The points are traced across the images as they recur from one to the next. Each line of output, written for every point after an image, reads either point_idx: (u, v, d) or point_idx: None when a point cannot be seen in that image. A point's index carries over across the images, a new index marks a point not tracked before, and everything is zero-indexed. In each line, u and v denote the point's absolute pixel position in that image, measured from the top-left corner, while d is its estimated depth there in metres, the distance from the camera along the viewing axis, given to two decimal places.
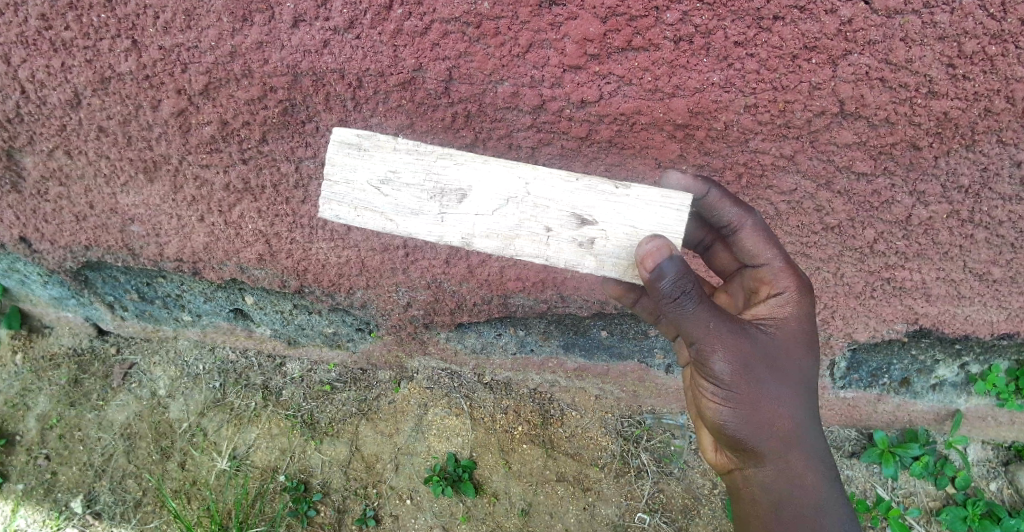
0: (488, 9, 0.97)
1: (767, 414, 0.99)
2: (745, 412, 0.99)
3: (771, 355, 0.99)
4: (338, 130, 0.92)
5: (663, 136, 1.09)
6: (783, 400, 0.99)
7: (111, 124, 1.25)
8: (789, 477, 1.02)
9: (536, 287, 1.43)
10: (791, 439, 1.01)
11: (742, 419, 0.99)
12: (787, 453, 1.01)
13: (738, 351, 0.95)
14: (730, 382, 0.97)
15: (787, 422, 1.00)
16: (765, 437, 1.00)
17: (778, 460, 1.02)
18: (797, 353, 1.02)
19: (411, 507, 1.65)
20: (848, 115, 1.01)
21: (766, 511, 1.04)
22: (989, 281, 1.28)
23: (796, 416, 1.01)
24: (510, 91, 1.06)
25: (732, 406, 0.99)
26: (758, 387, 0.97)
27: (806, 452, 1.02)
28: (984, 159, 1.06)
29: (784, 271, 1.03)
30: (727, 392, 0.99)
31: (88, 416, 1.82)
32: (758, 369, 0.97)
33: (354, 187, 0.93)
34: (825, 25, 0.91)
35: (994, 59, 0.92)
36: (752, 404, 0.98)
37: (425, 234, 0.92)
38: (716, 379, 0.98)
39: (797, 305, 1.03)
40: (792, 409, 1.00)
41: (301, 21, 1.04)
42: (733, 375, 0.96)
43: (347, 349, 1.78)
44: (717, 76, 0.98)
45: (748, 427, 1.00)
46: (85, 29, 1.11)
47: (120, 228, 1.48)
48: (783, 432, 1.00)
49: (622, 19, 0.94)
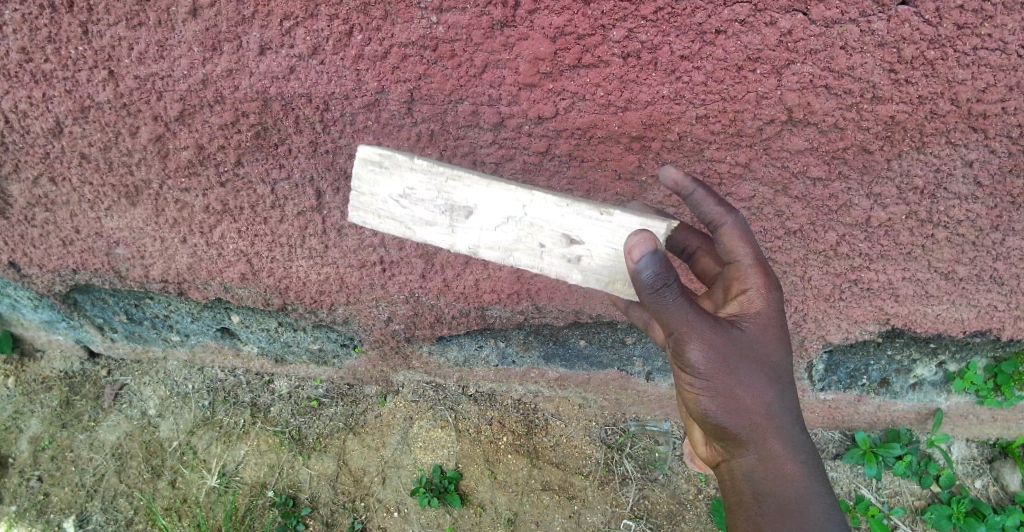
0: (443, 33, 1.01)
1: (743, 401, 0.96)
2: (723, 400, 0.96)
3: (744, 344, 0.96)
4: (361, 148, 0.92)
5: (620, 149, 1.13)
6: (757, 387, 0.97)
7: (93, 151, 1.30)
8: (769, 466, 0.97)
9: (511, 299, 1.46)
10: (768, 427, 0.97)
11: (721, 406, 0.97)
12: (765, 441, 0.97)
13: (713, 341, 0.92)
14: (707, 372, 0.94)
15: (764, 409, 0.97)
16: (743, 425, 0.97)
17: (757, 447, 0.97)
18: (774, 343, 0.99)
19: (398, 519, 1.66)
20: (797, 122, 1.05)
21: (749, 505, 0.97)
22: (955, 280, 1.30)
23: (772, 403, 0.97)
24: (470, 109, 1.10)
25: (712, 394, 0.96)
26: (732, 376, 0.94)
27: (784, 440, 0.98)
28: (936, 160, 1.08)
29: (754, 267, 0.99)
30: (704, 382, 0.96)
31: (80, 438, 1.84)
32: (733, 358, 0.94)
33: (374, 198, 0.95)
34: (766, 36, 0.95)
35: (934, 63, 0.95)
36: (727, 391, 0.95)
37: (438, 242, 0.96)
38: (695, 370, 0.95)
39: (768, 299, 0.98)
40: (766, 396, 0.97)
41: (268, 49, 1.08)
42: (710, 365, 0.94)
43: (334, 366, 1.80)
44: (666, 89, 1.03)
45: (726, 414, 0.97)
46: (63, 61, 1.15)
47: (106, 251, 1.52)
48: (760, 418, 0.97)
49: (571, 38, 0.98)
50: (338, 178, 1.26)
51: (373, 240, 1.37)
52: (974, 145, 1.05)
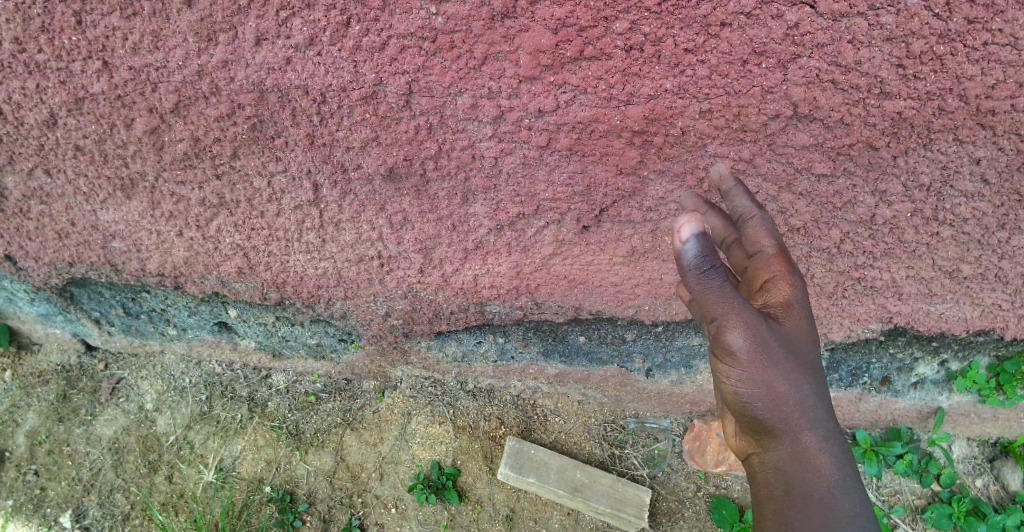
0: (442, 24, 0.99)
1: (783, 394, 0.83)
2: (762, 393, 0.83)
3: (782, 333, 0.85)
4: None
5: (622, 143, 1.11)
6: (797, 380, 0.84)
7: (87, 143, 1.28)
8: (808, 467, 0.81)
9: (510, 295, 1.44)
10: (809, 425, 0.83)
11: (762, 400, 0.83)
12: (806, 441, 0.83)
13: (757, 327, 0.81)
14: (748, 361, 0.81)
15: (804, 405, 0.84)
16: (781, 421, 0.83)
17: (797, 448, 0.83)
18: (809, 340, 0.88)
19: (396, 516, 1.66)
20: (802, 118, 1.03)
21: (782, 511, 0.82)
22: (960, 278, 1.28)
23: (812, 399, 0.84)
24: (469, 103, 1.08)
25: (751, 387, 0.83)
26: (774, 366, 0.82)
27: (826, 441, 0.83)
28: (943, 157, 1.06)
29: (778, 257, 0.92)
30: (744, 374, 0.83)
31: (77, 432, 1.83)
32: (775, 347, 0.82)
33: None
34: (772, 29, 0.93)
35: (943, 58, 0.93)
36: (768, 384, 0.82)
37: None
38: (734, 361, 0.82)
39: (796, 291, 0.89)
40: (806, 391, 0.84)
41: (264, 40, 1.06)
42: (752, 355, 0.81)
43: (332, 361, 1.78)
44: (669, 83, 1.01)
45: (768, 408, 0.83)
46: (57, 51, 1.13)
47: (102, 244, 1.50)
48: (801, 415, 0.83)
49: (573, 30, 0.96)
50: (335, 172, 1.24)
51: (371, 234, 1.36)
52: (982, 142, 1.03)
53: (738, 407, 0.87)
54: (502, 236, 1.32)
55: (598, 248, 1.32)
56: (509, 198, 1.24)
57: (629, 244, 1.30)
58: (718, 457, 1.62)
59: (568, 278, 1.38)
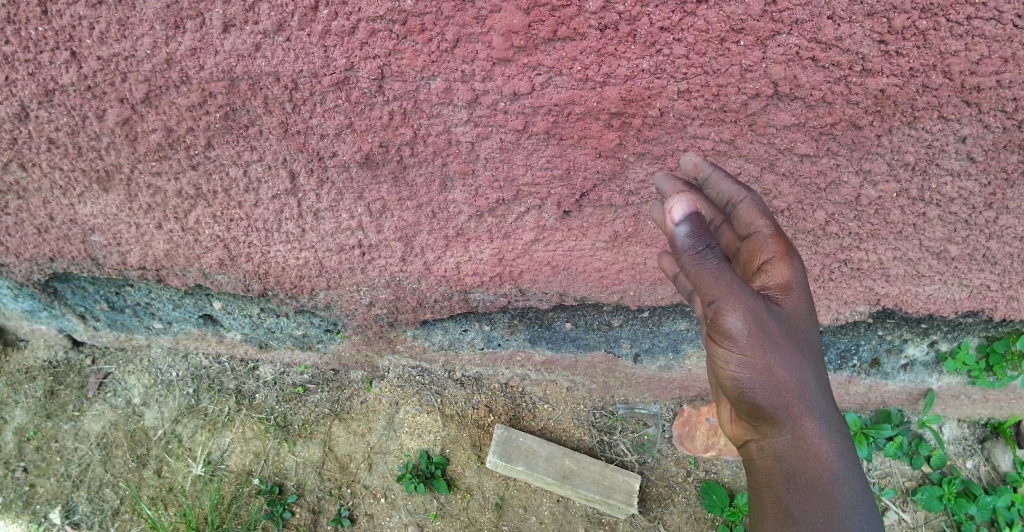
0: (412, 6, 0.96)
1: (783, 380, 0.81)
2: (762, 379, 0.81)
3: (781, 317, 0.82)
4: None
5: (600, 126, 1.09)
6: (797, 365, 0.82)
7: (60, 136, 1.26)
8: (810, 456, 0.82)
9: (494, 282, 1.43)
10: (808, 411, 0.82)
11: (763, 387, 0.81)
12: (805, 428, 0.82)
13: (756, 310, 0.78)
14: (748, 345, 0.79)
15: (804, 391, 0.83)
16: (781, 407, 0.82)
17: (796, 435, 0.82)
18: (805, 322, 0.87)
19: (385, 506, 1.65)
20: (783, 97, 1.01)
21: (784, 500, 0.82)
22: (947, 259, 1.26)
23: (812, 384, 0.83)
24: (443, 86, 1.06)
25: (752, 373, 0.80)
26: (774, 350, 0.80)
27: (825, 427, 0.83)
28: (927, 136, 1.04)
29: (775, 238, 0.91)
30: (743, 359, 0.80)
31: (65, 427, 1.83)
32: (774, 331, 0.80)
33: None
34: (749, 6, 0.90)
35: (926, 33, 0.90)
36: (768, 369, 0.80)
37: None
38: (733, 345, 0.80)
39: (795, 272, 0.87)
40: (805, 375, 0.83)
41: (232, 26, 1.03)
42: (751, 340, 0.78)
43: (318, 351, 1.77)
44: (646, 63, 0.99)
45: (768, 394, 0.81)
46: (24, 42, 1.11)
47: (81, 239, 1.49)
48: (800, 401, 0.82)
49: (545, 10, 0.94)
50: (311, 160, 1.22)
51: (350, 223, 1.34)
52: (968, 120, 1.01)
53: (737, 394, 0.84)
54: (482, 222, 1.30)
55: (580, 233, 1.30)
56: (488, 184, 1.22)
57: (612, 229, 1.28)
58: (708, 442, 1.64)
59: (551, 264, 1.37)
